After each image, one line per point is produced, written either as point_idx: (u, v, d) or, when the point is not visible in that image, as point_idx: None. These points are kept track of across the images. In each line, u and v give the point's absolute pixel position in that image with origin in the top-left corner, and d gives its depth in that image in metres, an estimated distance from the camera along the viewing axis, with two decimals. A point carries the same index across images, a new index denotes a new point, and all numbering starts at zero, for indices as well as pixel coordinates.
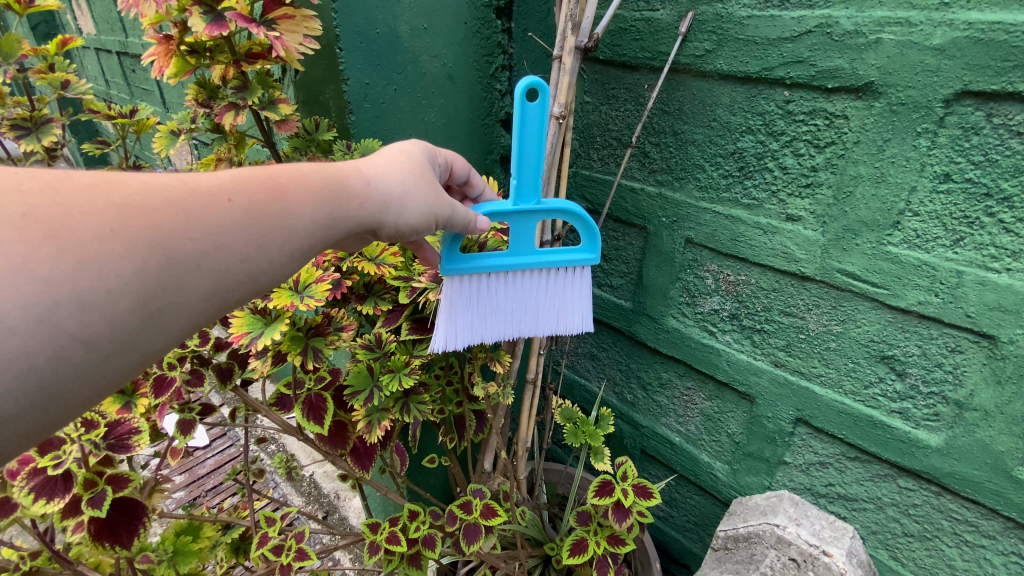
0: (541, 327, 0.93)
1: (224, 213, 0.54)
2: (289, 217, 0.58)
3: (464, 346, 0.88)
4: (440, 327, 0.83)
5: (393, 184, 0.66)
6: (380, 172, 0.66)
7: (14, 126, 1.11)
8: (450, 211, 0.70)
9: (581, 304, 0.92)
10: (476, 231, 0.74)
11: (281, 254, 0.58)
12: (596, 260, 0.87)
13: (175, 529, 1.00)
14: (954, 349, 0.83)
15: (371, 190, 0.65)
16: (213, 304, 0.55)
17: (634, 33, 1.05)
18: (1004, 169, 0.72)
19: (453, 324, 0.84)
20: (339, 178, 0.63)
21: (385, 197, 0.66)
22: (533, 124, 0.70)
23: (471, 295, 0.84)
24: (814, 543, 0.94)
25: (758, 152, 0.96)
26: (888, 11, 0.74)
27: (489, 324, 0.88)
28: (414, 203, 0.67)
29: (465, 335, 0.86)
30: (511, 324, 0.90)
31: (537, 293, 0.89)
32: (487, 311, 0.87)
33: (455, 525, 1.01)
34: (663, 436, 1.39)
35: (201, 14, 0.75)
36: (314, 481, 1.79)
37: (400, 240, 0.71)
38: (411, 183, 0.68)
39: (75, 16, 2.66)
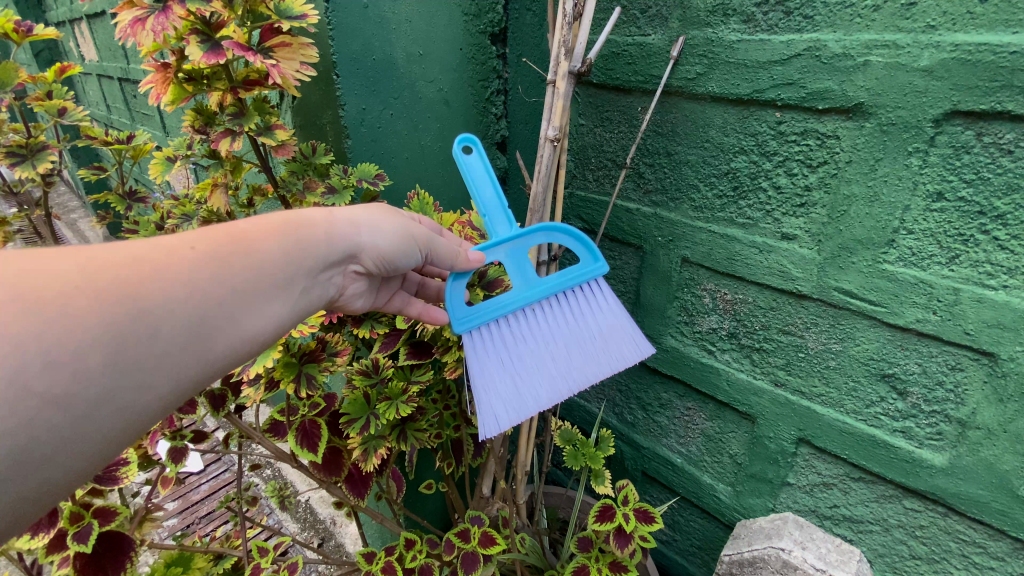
0: (594, 366, 0.86)
1: (190, 261, 0.53)
2: (257, 258, 0.58)
3: (517, 410, 0.80)
4: (478, 388, 0.81)
5: (359, 216, 0.72)
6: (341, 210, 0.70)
7: (10, 152, 1.11)
8: (423, 231, 0.76)
9: (619, 326, 0.90)
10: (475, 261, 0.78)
11: (264, 287, 0.59)
12: (606, 266, 0.88)
13: (164, 562, 0.96)
14: (955, 367, 0.83)
15: (334, 227, 0.67)
16: (203, 345, 0.54)
17: (626, 57, 1.06)
18: (996, 187, 0.73)
19: (490, 379, 0.82)
20: (302, 219, 0.65)
21: (350, 230, 0.69)
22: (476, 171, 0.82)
23: (501, 350, 0.84)
24: (821, 568, 0.92)
25: (751, 172, 0.96)
26: (876, 34, 0.75)
27: (531, 380, 0.84)
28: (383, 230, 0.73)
29: (508, 399, 0.82)
30: (556, 374, 0.85)
31: (572, 324, 0.87)
32: (528, 366, 0.84)
33: (453, 554, 0.99)
34: (664, 458, 1.37)
35: (199, 42, 0.76)
36: (310, 507, 1.76)
37: (383, 267, 0.75)
38: (375, 212, 0.73)
39: (77, 44, 2.71)
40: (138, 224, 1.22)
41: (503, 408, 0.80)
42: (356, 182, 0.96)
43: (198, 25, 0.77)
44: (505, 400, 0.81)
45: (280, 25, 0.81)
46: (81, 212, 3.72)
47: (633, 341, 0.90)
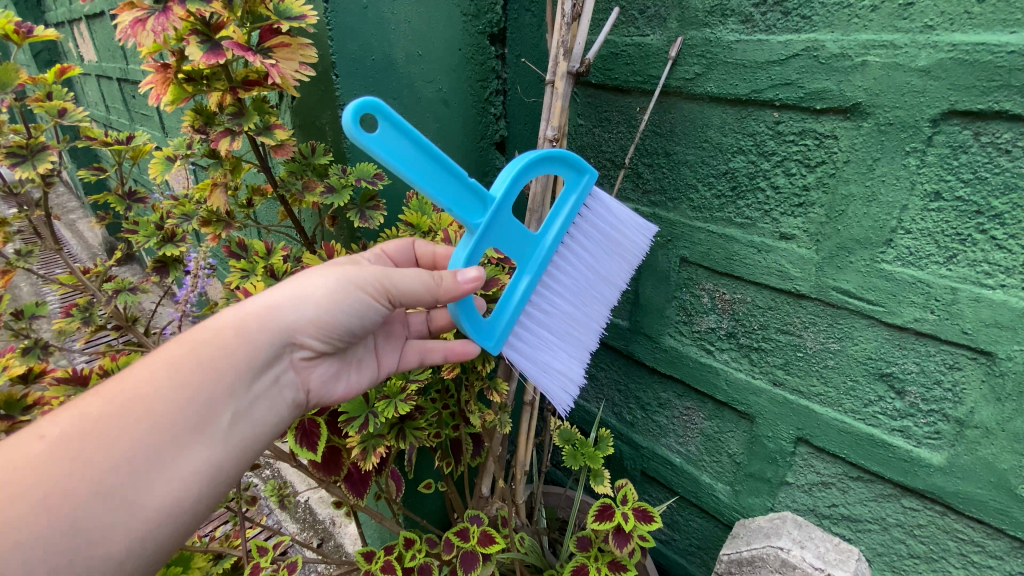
0: (620, 277, 0.93)
1: (47, 446, 0.54)
2: (131, 404, 0.58)
3: (576, 367, 0.91)
4: (540, 383, 0.87)
5: (260, 307, 0.69)
6: (234, 310, 0.68)
7: (11, 153, 1.11)
8: (357, 279, 0.73)
9: (622, 232, 0.91)
10: (470, 279, 0.70)
11: (191, 410, 0.61)
12: (597, 170, 0.83)
13: (164, 561, 0.97)
14: (953, 366, 0.83)
15: (229, 333, 0.65)
16: (152, 487, 0.57)
17: (625, 57, 1.07)
18: (994, 186, 0.73)
19: (545, 365, 0.87)
20: (185, 342, 0.63)
21: (251, 328, 0.67)
22: (398, 146, 0.62)
23: (540, 334, 0.86)
24: (819, 566, 0.92)
25: (749, 172, 0.97)
26: (874, 35, 0.76)
27: (580, 332, 0.91)
28: (308, 300, 0.71)
29: (572, 358, 0.91)
30: (598, 309, 0.92)
31: (587, 254, 0.88)
32: (568, 324, 0.89)
33: (452, 553, 0.99)
34: (664, 457, 1.37)
35: (199, 43, 0.76)
36: (309, 508, 1.76)
37: (326, 338, 0.74)
38: (290, 290, 0.70)
39: (76, 44, 2.71)
40: (138, 224, 1.22)
41: (575, 376, 0.90)
42: (355, 181, 0.97)
43: (198, 25, 0.77)
44: (573, 369, 0.91)
45: (280, 25, 0.81)
46: (81, 213, 3.72)
47: (637, 240, 0.93)
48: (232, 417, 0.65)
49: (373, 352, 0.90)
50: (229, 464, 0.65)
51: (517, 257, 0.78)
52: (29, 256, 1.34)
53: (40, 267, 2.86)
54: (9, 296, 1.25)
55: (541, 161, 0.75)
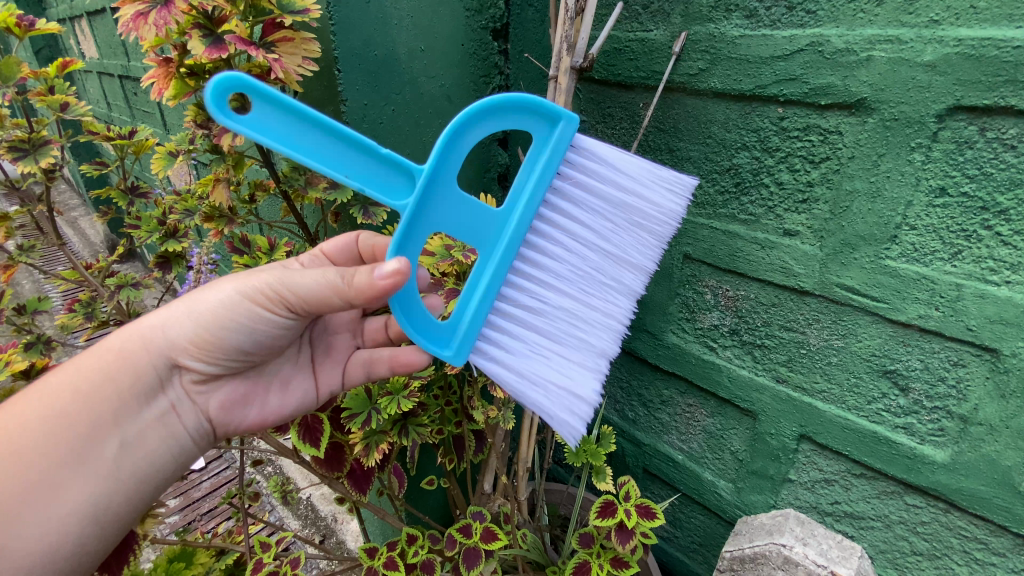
0: (632, 256, 0.87)
1: None
2: (21, 423, 0.64)
3: (576, 371, 0.83)
4: (528, 395, 0.81)
5: (149, 326, 0.73)
6: (127, 330, 0.73)
7: (12, 147, 1.11)
8: (246, 289, 0.71)
9: (637, 195, 0.85)
10: (389, 274, 0.63)
11: (66, 442, 0.65)
12: (570, 115, 0.75)
13: (167, 556, 0.97)
14: (957, 363, 0.82)
15: (116, 354, 0.71)
16: (34, 517, 0.63)
17: (628, 52, 1.06)
18: (999, 182, 0.73)
19: (534, 373, 0.82)
20: (74, 366, 0.69)
21: (138, 347, 0.72)
22: (282, 123, 0.58)
23: (525, 335, 0.82)
24: (822, 564, 0.92)
25: (753, 168, 0.96)
26: (879, 29, 0.75)
27: (577, 328, 0.85)
28: (192, 317, 0.72)
29: (567, 357, 0.84)
30: (600, 296, 0.86)
31: (587, 231, 0.84)
32: (561, 320, 0.84)
33: (455, 549, 0.99)
34: (665, 454, 1.37)
35: (202, 37, 0.76)
36: (310, 504, 1.76)
37: (220, 353, 0.74)
38: (177, 308, 0.74)
39: (78, 41, 2.70)
40: (140, 220, 1.21)
41: (571, 380, 0.83)
42: None
43: (200, 19, 0.76)
44: (569, 373, 0.83)
45: (282, 19, 0.81)
46: (82, 210, 3.71)
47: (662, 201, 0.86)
48: (118, 443, 0.70)
49: (305, 369, 0.89)
50: (121, 486, 0.71)
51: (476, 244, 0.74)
52: (31, 252, 1.34)
53: (43, 264, 2.86)
54: (11, 291, 1.24)
55: (490, 113, 0.68)
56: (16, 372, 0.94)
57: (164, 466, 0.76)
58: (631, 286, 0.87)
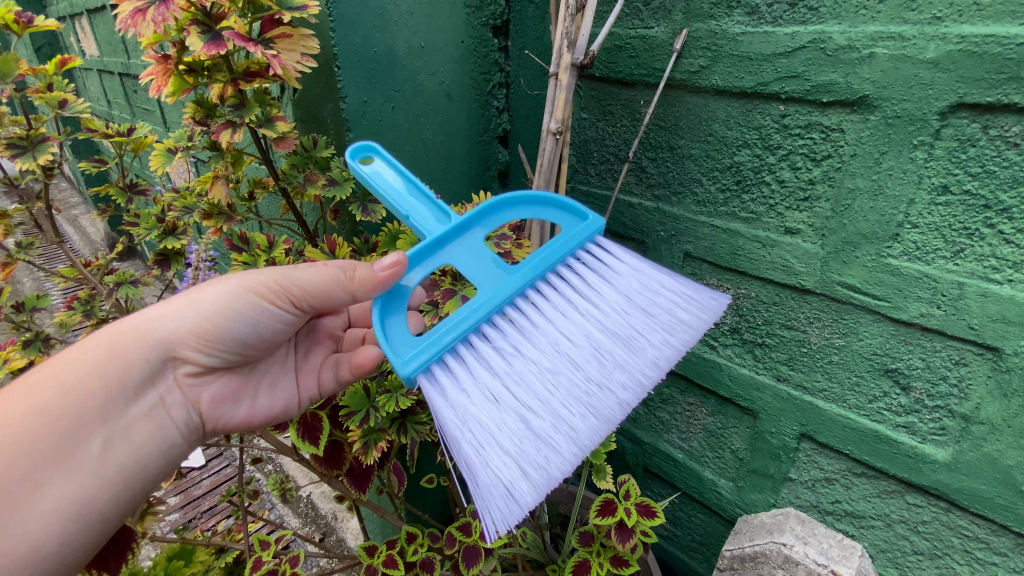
0: (636, 342, 0.78)
1: None
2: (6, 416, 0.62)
3: (536, 453, 0.69)
4: (470, 457, 0.69)
5: (145, 317, 0.74)
6: (121, 320, 0.74)
7: (10, 144, 1.11)
8: (249, 282, 0.75)
9: (663, 293, 0.83)
10: (390, 262, 0.69)
11: (53, 433, 0.64)
12: (599, 218, 0.84)
13: (167, 554, 0.96)
14: (959, 362, 0.82)
15: (111, 344, 0.71)
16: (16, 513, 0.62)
17: (629, 50, 1.06)
18: (1002, 180, 0.72)
19: (486, 434, 0.71)
20: (68, 354, 0.69)
21: (133, 338, 0.73)
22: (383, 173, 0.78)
23: (491, 391, 0.73)
24: (823, 563, 0.92)
25: (755, 166, 0.96)
26: (882, 26, 0.75)
27: (553, 394, 0.74)
28: (191, 309, 0.74)
29: (528, 424, 0.72)
30: (591, 375, 0.75)
31: (586, 306, 0.80)
32: (535, 387, 0.74)
33: (455, 547, 0.99)
34: (665, 453, 1.37)
35: (199, 33, 0.76)
36: (310, 503, 1.76)
37: (213, 344, 0.76)
38: (175, 299, 0.76)
39: (78, 39, 2.70)
40: (139, 217, 1.21)
41: (519, 449, 0.70)
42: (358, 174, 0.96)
43: (198, 15, 0.76)
44: (521, 442, 0.70)
45: (280, 15, 0.80)
46: (83, 208, 3.71)
47: (691, 302, 0.82)
48: (106, 437, 0.70)
49: (291, 374, 0.93)
50: (105, 483, 0.70)
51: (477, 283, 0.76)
52: (30, 249, 1.34)
53: (43, 261, 2.87)
54: (10, 289, 1.24)
55: (537, 203, 0.81)
56: (15, 370, 0.94)
57: (148, 464, 0.76)
58: (637, 372, 0.76)
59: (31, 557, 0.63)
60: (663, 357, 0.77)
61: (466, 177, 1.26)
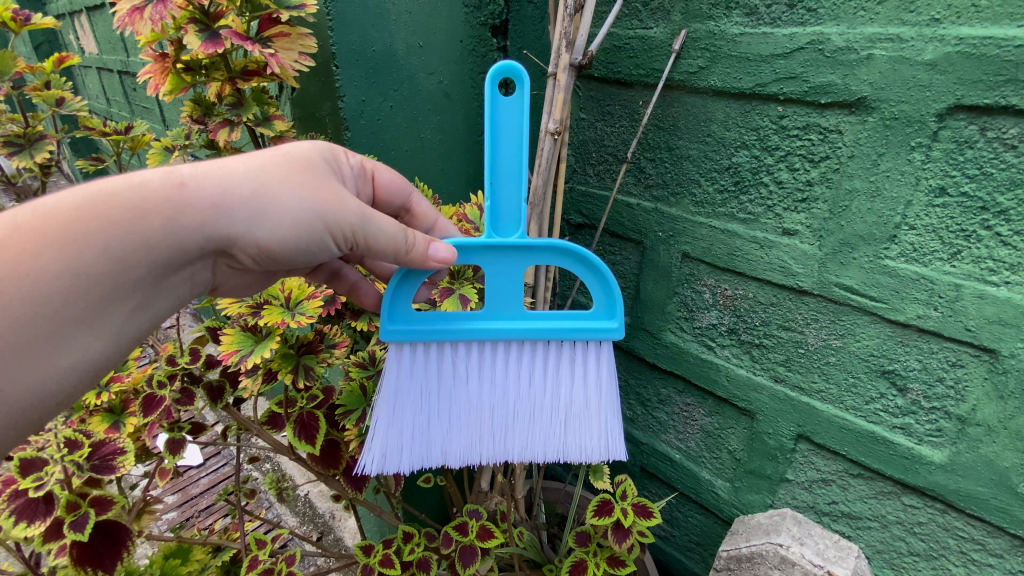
0: (532, 432, 0.87)
1: None
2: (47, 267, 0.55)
3: (409, 459, 0.84)
4: (379, 427, 0.83)
5: (220, 192, 0.62)
6: (201, 183, 0.61)
7: (8, 142, 1.11)
8: (331, 220, 0.67)
9: (593, 415, 0.86)
10: (436, 257, 0.71)
11: (86, 297, 0.58)
12: (618, 335, 0.80)
13: (163, 554, 1.00)
14: (955, 363, 0.82)
15: (174, 218, 0.60)
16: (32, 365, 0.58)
17: (628, 50, 1.06)
18: (999, 182, 0.72)
19: (399, 420, 0.84)
20: (127, 209, 0.58)
21: (197, 220, 0.61)
22: (507, 125, 0.69)
23: (425, 392, 0.83)
24: (818, 564, 0.92)
25: (753, 167, 0.96)
26: (880, 27, 0.75)
27: (456, 420, 0.85)
28: (264, 217, 0.64)
29: (431, 429, 0.85)
30: (491, 432, 0.86)
31: (528, 379, 0.86)
32: (452, 413, 0.85)
33: (451, 547, 0.99)
34: (663, 454, 1.37)
35: (197, 32, 0.76)
36: (309, 502, 1.76)
37: (268, 259, 0.69)
38: (252, 188, 0.63)
39: (77, 36, 2.69)
40: None
41: (402, 443, 0.84)
42: None
43: (196, 14, 0.77)
44: (409, 441, 0.84)
45: (279, 14, 0.80)
46: None
47: (601, 433, 0.87)
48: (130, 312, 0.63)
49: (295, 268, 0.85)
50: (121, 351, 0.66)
51: (493, 304, 0.78)
52: None
53: None
54: None
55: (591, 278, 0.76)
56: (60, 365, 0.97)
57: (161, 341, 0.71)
58: (520, 453, 0.86)
59: (38, 403, 0.61)
60: (544, 456, 0.87)
61: (465, 176, 1.26)
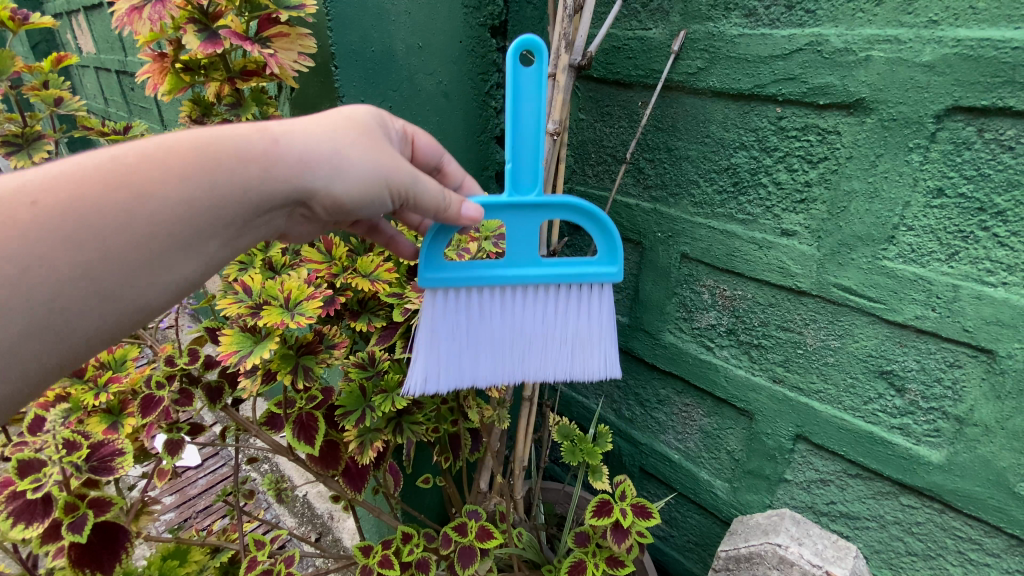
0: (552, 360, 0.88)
1: (74, 214, 0.50)
2: (155, 207, 0.53)
3: (447, 385, 0.85)
4: (419, 359, 0.82)
5: (308, 147, 0.61)
6: (292, 135, 0.61)
7: (6, 142, 1.10)
8: (401, 183, 0.67)
9: (603, 342, 0.87)
10: (464, 218, 0.70)
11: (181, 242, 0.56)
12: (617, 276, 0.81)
13: (161, 554, 0.98)
14: (953, 364, 0.82)
15: (272, 167, 0.59)
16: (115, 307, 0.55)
17: (627, 51, 1.06)
18: (996, 183, 0.72)
19: (436, 351, 0.83)
20: (229, 155, 0.57)
21: (291, 172, 0.60)
22: (528, 92, 0.67)
23: (461, 324, 0.82)
24: (816, 564, 0.92)
25: (752, 168, 0.96)
26: (878, 29, 0.75)
27: (488, 350, 0.85)
28: (344, 176, 0.63)
29: (445, 367, 0.84)
30: (517, 361, 0.87)
31: (549, 314, 0.85)
32: (484, 345, 0.85)
33: (450, 548, 0.99)
34: (662, 454, 1.37)
35: (196, 32, 0.76)
36: (307, 502, 1.76)
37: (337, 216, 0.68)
38: (338, 146, 0.63)
39: (74, 36, 2.69)
40: None
41: (439, 370, 0.84)
42: None
43: (195, 14, 0.77)
44: (446, 368, 0.84)
45: (278, 15, 0.80)
46: None
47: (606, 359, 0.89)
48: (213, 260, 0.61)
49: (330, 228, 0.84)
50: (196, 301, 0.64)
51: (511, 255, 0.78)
52: None
53: None
54: None
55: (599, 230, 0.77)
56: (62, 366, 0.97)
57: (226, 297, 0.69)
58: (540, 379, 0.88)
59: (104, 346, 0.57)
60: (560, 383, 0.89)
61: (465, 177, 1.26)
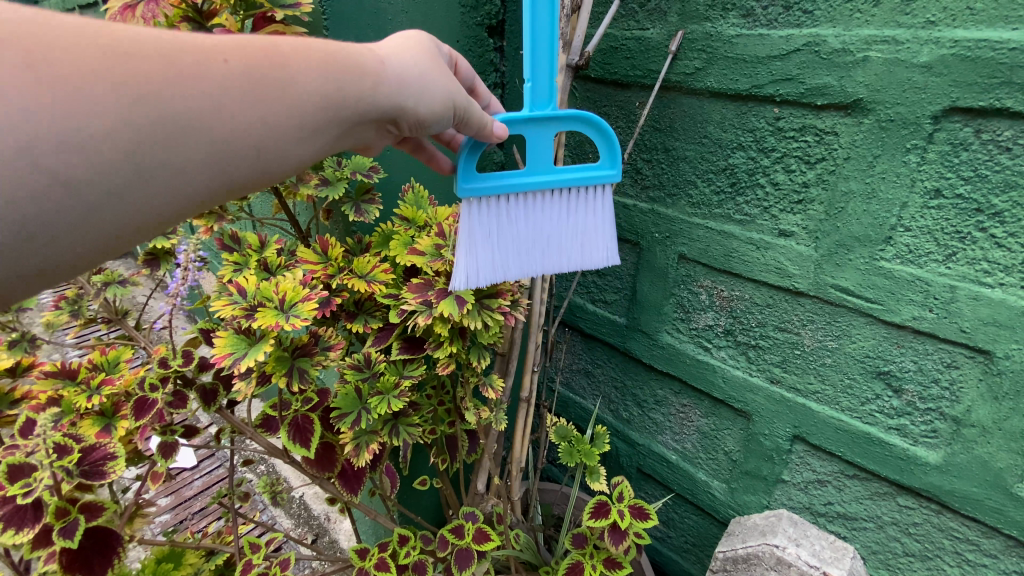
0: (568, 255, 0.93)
1: (218, 72, 0.48)
2: (290, 88, 0.52)
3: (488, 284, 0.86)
4: (462, 260, 0.82)
5: (409, 65, 0.62)
6: (394, 53, 0.62)
7: None
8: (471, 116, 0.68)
9: (605, 234, 0.92)
10: (493, 138, 0.72)
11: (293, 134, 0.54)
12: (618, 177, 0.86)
13: (155, 557, 0.97)
14: (950, 365, 0.83)
15: (385, 74, 0.59)
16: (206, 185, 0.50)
17: (624, 51, 1.06)
18: (994, 184, 0.72)
19: (475, 253, 0.83)
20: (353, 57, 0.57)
21: (399, 83, 0.60)
22: (542, 24, 0.72)
23: (495, 225, 0.83)
24: (814, 564, 0.92)
25: (749, 168, 0.96)
26: (875, 30, 0.75)
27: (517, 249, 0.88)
28: (433, 99, 0.64)
29: (486, 268, 0.86)
30: (540, 258, 0.90)
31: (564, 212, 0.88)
32: (512, 244, 0.86)
33: (447, 550, 0.98)
34: (660, 455, 1.37)
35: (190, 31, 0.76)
36: (303, 504, 1.75)
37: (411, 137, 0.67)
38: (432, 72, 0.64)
39: None
40: None
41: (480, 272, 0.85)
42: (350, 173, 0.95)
43: (190, 13, 0.77)
44: (486, 268, 0.86)
45: (274, 14, 0.79)
46: None
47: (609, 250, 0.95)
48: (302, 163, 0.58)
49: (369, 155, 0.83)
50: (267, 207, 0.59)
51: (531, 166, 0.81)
52: None
53: None
54: None
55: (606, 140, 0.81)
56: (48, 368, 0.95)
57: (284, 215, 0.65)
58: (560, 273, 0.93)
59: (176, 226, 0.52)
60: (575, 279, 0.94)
61: None
